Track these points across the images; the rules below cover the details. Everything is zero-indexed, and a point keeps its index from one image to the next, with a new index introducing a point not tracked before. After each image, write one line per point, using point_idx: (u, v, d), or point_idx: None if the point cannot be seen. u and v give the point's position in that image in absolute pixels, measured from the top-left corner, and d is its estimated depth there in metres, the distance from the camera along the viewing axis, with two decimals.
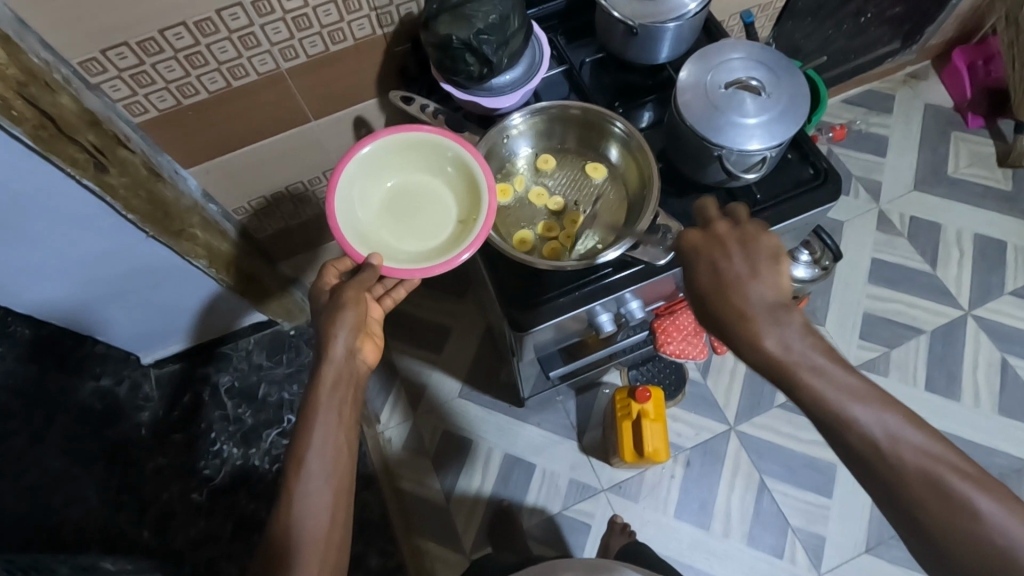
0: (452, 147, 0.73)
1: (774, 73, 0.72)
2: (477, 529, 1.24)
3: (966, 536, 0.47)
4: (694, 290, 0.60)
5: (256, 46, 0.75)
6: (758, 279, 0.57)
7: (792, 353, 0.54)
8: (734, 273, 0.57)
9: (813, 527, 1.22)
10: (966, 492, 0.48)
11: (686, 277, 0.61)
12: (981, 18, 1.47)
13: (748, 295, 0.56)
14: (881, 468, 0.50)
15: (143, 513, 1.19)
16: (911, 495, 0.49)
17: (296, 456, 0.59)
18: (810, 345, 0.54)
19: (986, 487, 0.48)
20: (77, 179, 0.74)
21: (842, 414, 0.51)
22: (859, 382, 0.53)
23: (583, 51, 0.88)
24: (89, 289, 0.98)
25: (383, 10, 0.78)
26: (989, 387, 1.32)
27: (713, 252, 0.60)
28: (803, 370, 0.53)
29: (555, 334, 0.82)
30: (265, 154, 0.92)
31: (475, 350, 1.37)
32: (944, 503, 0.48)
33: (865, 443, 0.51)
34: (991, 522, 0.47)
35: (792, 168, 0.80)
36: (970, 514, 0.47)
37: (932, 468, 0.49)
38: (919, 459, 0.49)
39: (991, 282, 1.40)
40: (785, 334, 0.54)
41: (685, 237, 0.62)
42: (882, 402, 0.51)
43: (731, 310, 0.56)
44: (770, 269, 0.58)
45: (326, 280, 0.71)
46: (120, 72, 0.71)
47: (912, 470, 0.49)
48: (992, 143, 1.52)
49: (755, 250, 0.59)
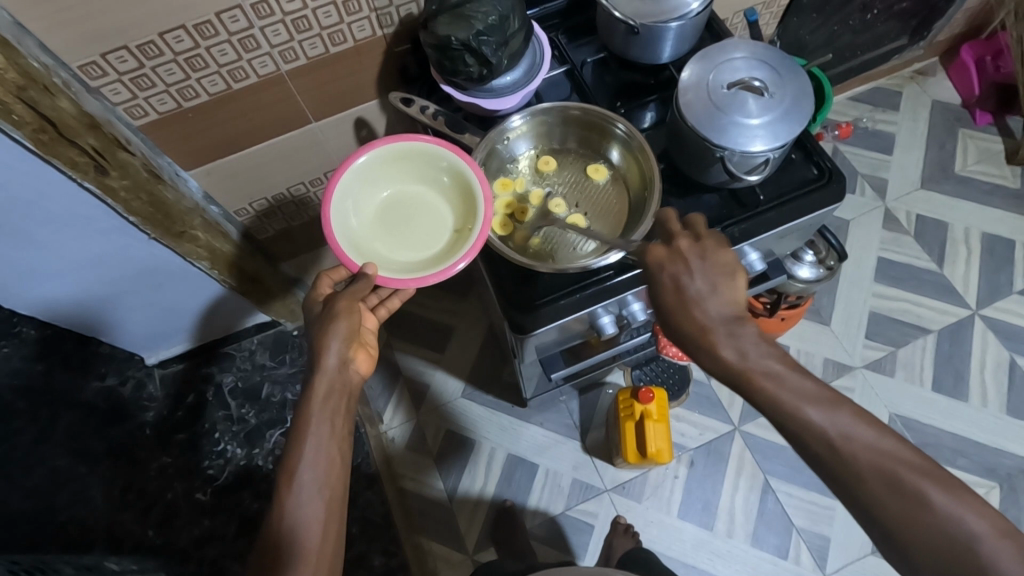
0: (447, 157, 0.73)
1: (777, 73, 0.72)
2: (480, 529, 1.24)
3: (924, 532, 0.47)
4: (657, 308, 0.61)
5: (255, 48, 0.74)
6: (716, 294, 0.59)
7: (747, 361, 0.55)
8: (695, 290, 0.59)
9: (818, 528, 1.22)
10: (921, 488, 0.48)
11: (650, 291, 0.62)
12: (990, 14, 1.45)
13: (707, 309, 0.58)
14: (836, 465, 0.50)
15: (147, 513, 1.21)
16: (868, 492, 0.49)
17: (288, 468, 0.59)
18: (764, 352, 0.56)
19: (944, 482, 0.48)
20: (78, 181, 0.75)
21: (796, 413, 0.52)
22: (815, 384, 0.54)
23: (584, 50, 0.87)
24: (92, 290, 0.98)
25: (383, 10, 0.77)
26: (996, 386, 1.30)
27: (676, 268, 0.60)
28: (764, 375, 0.55)
29: (557, 336, 0.82)
30: (266, 155, 0.92)
31: (478, 349, 1.37)
32: (900, 498, 0.48)
33: (818, 440, 0.51)
34: (949, 517, 0.47)
35: (796, 168, 0.79)
36: (925, 510, 0.47)
37: (887, 463, 0.49)
38: (873, 455, 0.49)
39: (999, 281, 1.38)
40: (741, 344, 0.56)
41: (649, 252, 0.62)
42: (836, 401, 0.52)
43: (691, 325, 0.58)
44: (727, 283, 0.59)
45: (320, 290, 0.70)
46: (119, 75, 0.71)
47: (865, 465, 0.49)
48: (1001, 140, 1.51)
49: (714, 264, 0.60)
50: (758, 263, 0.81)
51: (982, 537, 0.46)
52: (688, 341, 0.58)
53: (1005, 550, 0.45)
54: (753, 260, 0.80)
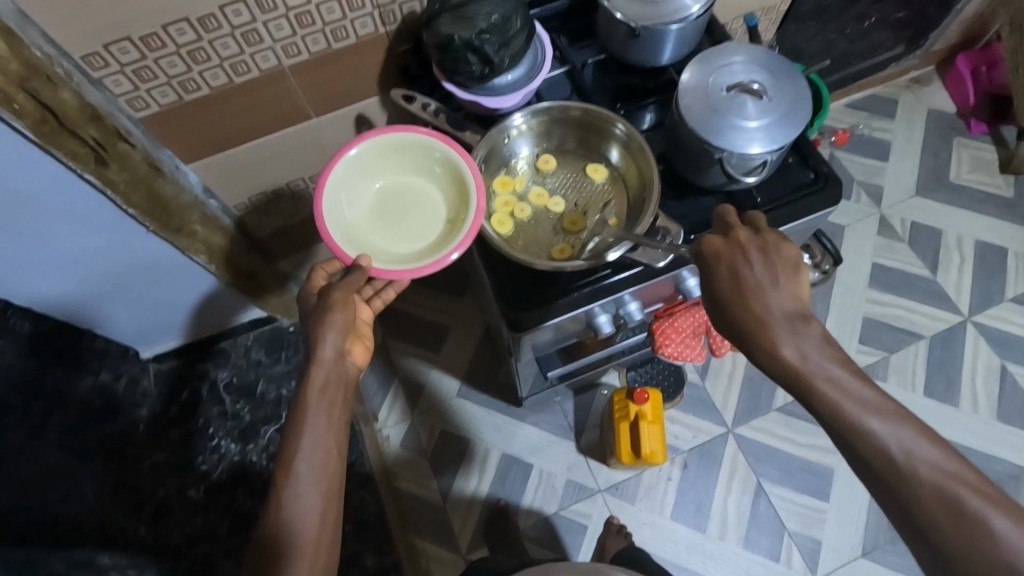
0: (439, 147, 0.73)
1: (776, 76, 0.72)
2: (473, 528, 1.24)
3: (979, 556, 0.46)
4: (712, 296, 0.62)
5: (259, 43, 0.75)
6: (778, 287, 0.59)
7: (807, 363, 0.55)
8: (754, 281, 0.59)
9: (810, 531, 1.22)
10: (977, 509, 0.47)
11: (705, 282, 0.63)
12: (985, 24, 1.46)
13: (768, 302, 0.58)
14: (894, 477, 0.50)
15: (140, 510, 1.20)
16: (923, 508, 0.48)
17: (285, 460, 0.59)
18: (826, 355, 0.56)
19: (1006, 509, 0.47)
20: (78, 172, 0.74)
21: (856, 422, 0.52)
22: (878, 396, 0.53)
23: (585, 52, 0.88)
24: (89, 283, 0.98)
25: (386, 8, 0.78)
26: (988, 393, 1.31)
27: (735, 259, 0.61)
28: (825, 379, 0.54)
29: (553, 335, 0.83)
30: (267, 150, 0.92)
31: (474, 349, 1.37)
32: (956, 517, 0.47)
33: (874, 450, 0.51)
34: (1003, 541, 0.46)
35: (793, 172, 0.80)
36: (980, 532, 0.46)
37: (945, 481, 0.48)
38: (933, 473, 0.49)
39: (991, 288, 1.39)
40: (801, 344, 0.56)
41: (708, 242, 0.63)
42: (897, 415, 0.52)
43: (750, 317, 0.58)
44: (788, 278, 0.60)
45: (314, 282, 0.72)
46: (121, 67, 0.71)
47: (924, 482, 0.49)
48: (995, 148, 1.52)
49: (777, 259, 0.61)
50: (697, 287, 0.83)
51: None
52: (744, 335, 0.58)
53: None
54: (691, 285, 0.83)
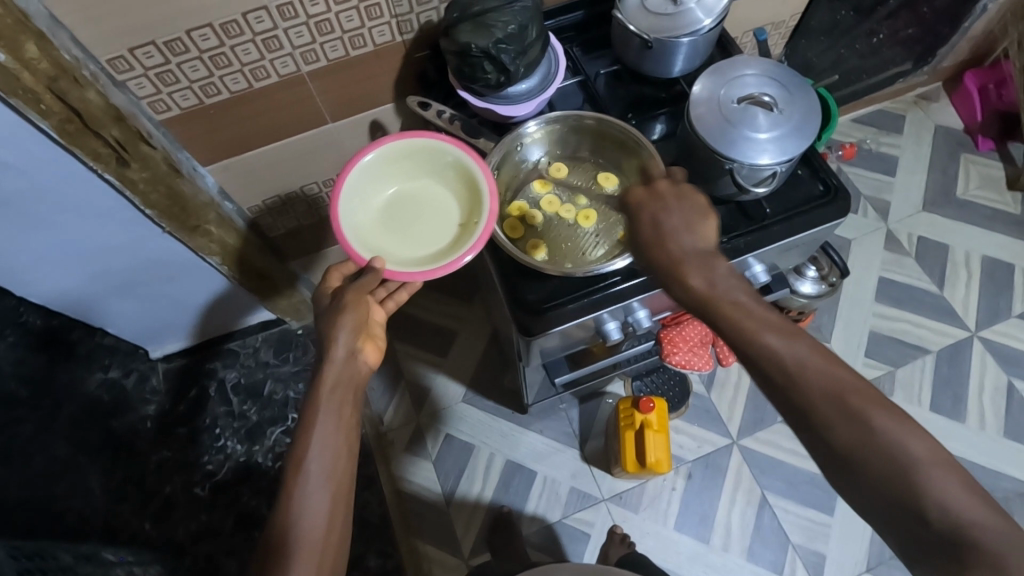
0: (451, 151, 0.75)
1: (786, 89, 0.73)
2: (476, 534, 1.24)
3: (872, 461, 0.48)
4: (635, 242, 0.64)
5: (279, 49, 0.76)
6: (691, 231, 0.62)
7: (713, 289, 0.58)
8: (670, 225, 0.62)
9: (814, 545, 1.22)
10: (867, 413, 0.49)
11: (629, 229, 0.66)
12: (993, 43, 1.48)
13: (682, 244, 0.61)
14: (790, 390, 0.52)
15: (145, 506, 1.21)
16: (820, 419, 0.50)
17: (297, 458, 0.60)
18: (733, 284, 0.58)
19: (889, 409, 0.49)
20: (100, 172, 0.77)
21: (755, 337, 0.54)
22: (775, 317, 0.55)
23: (597, 62, 0.89)
24: (102, 280, 1.00)
25: (404, 17, 0.79)
26: (994, 410, 1.31)
27: (654, 208, 0.64)
28: (731, 304, 0.56)
29: (561, 341, 0.83)
30: (282, 154, 0.94)
31: (481, 354, 1.38)
32: (849, 425, 0.49)
33: (774, 364, 0.52)
34: (892, 444, 0.48)
35: (803, 183, 0.81)
36: (873, 439, 0.48)
37: (835, 388, 0.50)
38: (825, 383, 0.51)
39: (998, 304, 1.39)
40: (712, 275, 0.59)
41: (630, 194, 0.66)
42: (793, 334, 0.54)
43: (668, 257, 0.61)
44: (699, 221, 0.63)
45: (330, 282, 0.73)
46: (146, 70, 0.72)
47: (817, 391, 0.51)
48: (1002, 166, 1.53)
49: (689, 204, 0.64)
50: (648, 319, 0.82)
51: (925, 464, 0.47)
52: (663, 272, 0.61)
53: (948, 480, 0.46)
54: (642, 316, 0.81)
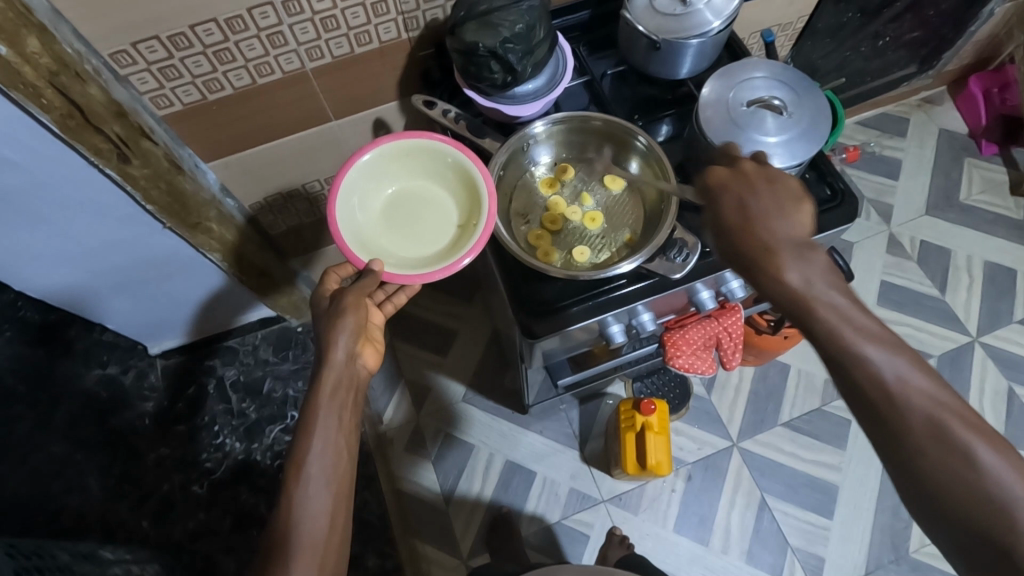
0: (451, 153, 0.74)
1: (796, 92, 0.73)
2: (475, 535, 1.24)
3: (965, 493, 0.46)
4: (717, 224, 0.59)
5: (283, 45, 0.75)
6: (784, 215, 0.57)
7: (811, 287, 0.53)
8: (761, 209, 0.58)
9: (813, 548, 1.22)
10: (965, 442, 0.47)
11: (710, 211, 0.61)
12: (998, 47, 1.47)
13: (776, 230, 0.56)
14: (887, 409, 0.49)
15: (142, 504, 1.20)
16: (912, 443, 0.48)
17: (297, 460, 0.59)
18: (831, 284, 0.53)
19: (993, 441, 0.47)
20: (100, 167, 0.76)
21: (855, 348, 0.51)
22: (878, 325, 0.52)
23: (604, 63, 0.89)
24: (102, 276, 0.99)
25: (410, 14, 0.78)
26: (995, 415, 1.31)
27: (740, 190, 0.60)
28: (827, 305, 0.52)
29: (564, 343, 0.83)
30: (284, 151, 0.93)
31: (482, 353, 1.37)
32: (947, 454, 0.47)
33: (871, 380, 0.50)
34: (990, 478, 0.46)
35: (809, 187, 0.80)
36: (969, 470, 0.46)
37: (936, 412, 0.48)
38: (926, 405, 0.48)
39: (999, 309, 1.39)
40: (809, 268, 0.54)
41: (713, 175, 0.62)
42: (896, 345, 0.51)
43: (758, 245, 0.56)
44: (794, 208, 0.58)
45: (326, 285, 0.73)
46: (148, 65, 0.71)
47: (915, 413, 0.48)
48: (1006, 170, 1.53)
49: (782, 190, 0.59)
50: (652, 323, 0.81)
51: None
52: (752, 264, 0.56)
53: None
54: (645, 320, 0.81)
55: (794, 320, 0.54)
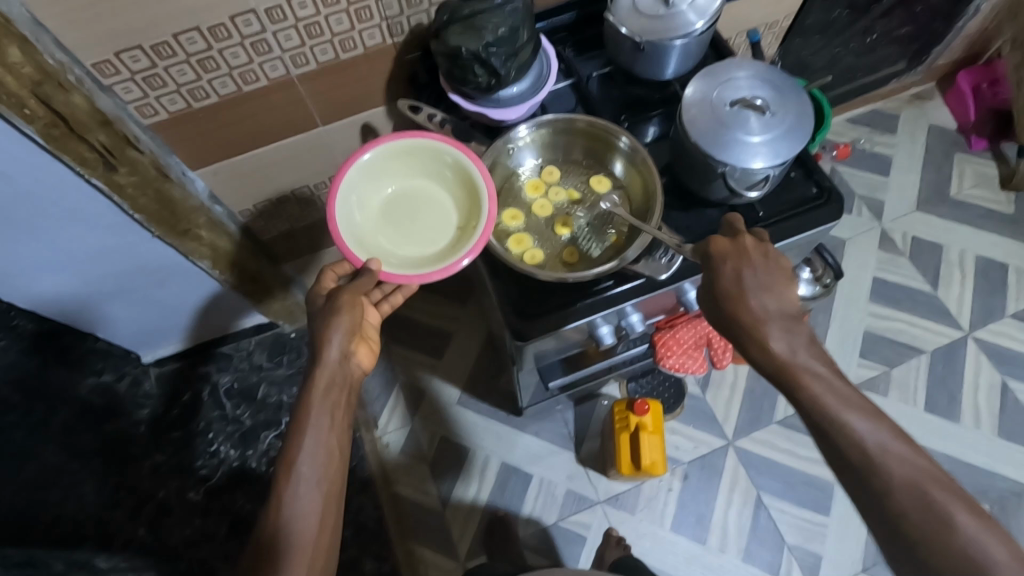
0: (451, 153, 0.74)
1: (779, 92, 0.73)
2: (472, 537, 1.24)
3: (951, 558, 0.48)
4: (710, 292, 0.64)
5: (268, 52, 0.75)
6: (772, 290, 0.62)
7: (793, 358, 0.59)
8: (754, 283, 0.62)
9: (810, 546, 1.22)
10: (947, 507, 0.50)
11: (706, 279, 0.64)
12: (986, 42, 1.48)
13: (763, 304, 0.61)
14: (871, 476, 0.53)
15: (138, 512, 1.20)
16: (898, 510, 0.51)
17: (287, 459, 0.60)
18: (812, 353, 0.59)
19: (974, 509, 0.50)
20: (87, 178, 0.76)
21: (839, 418, 0.55)
22: (854, 393, 0.57)
23: (591, 64, 0.89)
24: (94, 285, 0.99)
25: (394, 19, 0.79)
26: (989, 410, 1.31)
27: (739, 262, 0.63)
28: (811, 375, 0.58)
29: (555, 345, 0.83)
30: (274, 157, 0.93)
31: (476, 355, 1.37)
32: (930, 519, 0.50)
33: (854, 447, 0.54)
34: (973, 544, 0.48)
35: (796, 186, 0.81)
36: (953, 536, 0.49)
37: (920, 480, 0.51)
38: (908, 474, 0.52)
39: (992, 304, 1.40)
40: (791, 339, 0.60)
41: (713, 243, 0.65)
42: (875, 413, 0.55)
43: (745, 318, 0.61)
44: (783, 286, 0.62)
45: (323, 283, 0.72)
46: (132, 74, 0.72)
47: (898, 480, 0.51)
48: (996, 165, 1.53)
49: (775, 267, 0.64)
50: (641, 324, 0.82)
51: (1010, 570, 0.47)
52: (741, 331, 0.61)
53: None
54: (635, 321, 0.81)
55: (780, 387, 0.59)
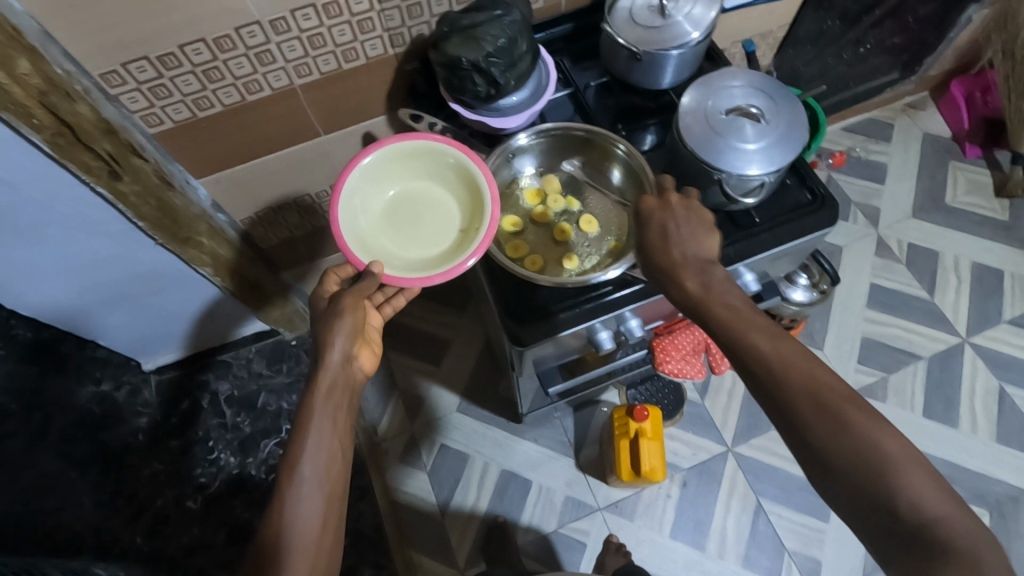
0: (453, 154, 0.74)
1: (774, 100, 0.74)
2: (471, 544, 1.24)
3: (844, 453, 0.49)
4: (640, 242, 0.66)
5: (272, 62, 0.77)
6: (696, 241, 0.63)
7: (711, 292, 0.59)
8: (678, 235, 0.63)
9: (809, 551, 1.22)
10: (846, 412, 0.50)
11: (638, 232, 0.67)
12: (977, 52, 1.50)
13: (685, 251, 0.63)
14: (772, 386, 0.53)
15: (135, 519, 1.20)
16: (795, 411, 0.52)
17: (290, 462, 0.60)
18: (731, 291, 0.59)
19: (866, 409, 0.50)
20: (91, 185, 0.77)
21: (743, 339, 0.55)
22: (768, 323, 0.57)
23: (587, 73, 0.90)
24: (94, 293, 0.99)
25: (396, 30, 0.80)
26: (986, 416, 1.32)
27: (664, 214, 0.65)
28: (724, 308, 0.58)
29: (554, 350, 0.83)
30: (275, 165, 0.94)
31: (474, 362, 1.38)
32: (827, 419, 0.50)
33: (756, 360, 0.54)
34: (867, 439, 0.49)
35: (790, 192, 0.82)
36: (848, 434, 0.49)
37: (816, 387, 0.51)
38: (807, 379, 0.52)
39: (988, 310, 1.41)
40: (709, 280, 0.60)
41: (641, 203, 0.67)
42: (779, 333, 0.55)
43: (668, 261, 0.62)
44: (707, 236, 0.64)
45: (326, 286, 0.73)
46: (138, 84, 0.73)
47: (796, 386, 0.52)
48: (990, 172, 1.55)
49: (699, 219, 0.65)
50: (639, 328, 0.83)
51: (897, 460, 0.48)
52: (665, 275, 0.62)
53: (917, 474, 0.47)
54: (633, 325, 0.82)
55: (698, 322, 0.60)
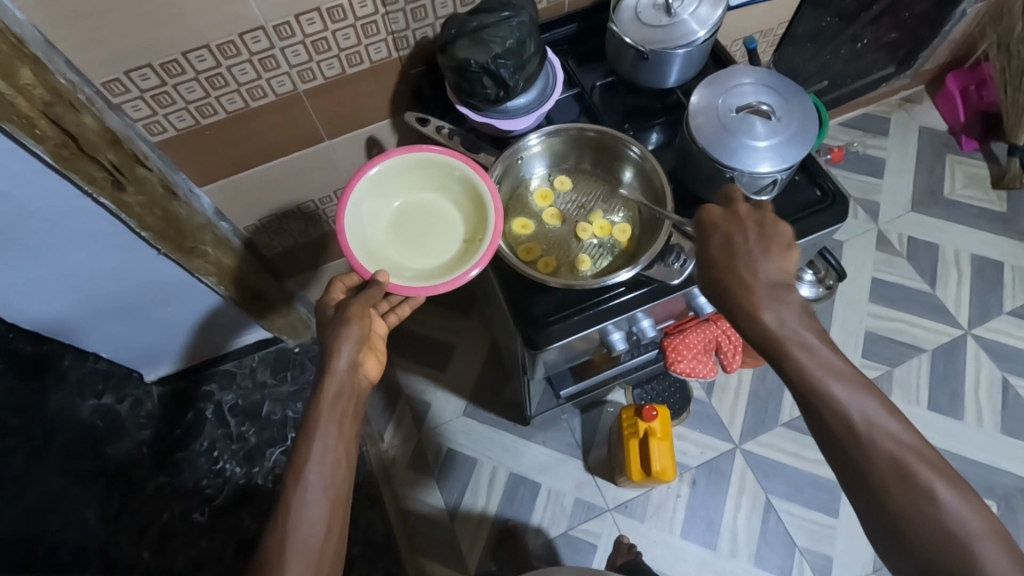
0: (459, 165, 0.74)
1: (783, 97, 0.74)
2: (482, 548, 1.23)
3: (922, 521, 0.50)
4: (704, 258, 0.64)
5: (275, 68, 0.76)
6: (768, 258, 0.61)
7: (784, 328, 0.58)
8: (745, 248, 0.61)
9: (821, 548, 1.22)
10: (925, 478, 0.51)
11: (701, 245, 0.65)
12: (973, 45, 1.51)
13: (758, 270, 0.60)
14: (853, 446, 0.54)
15: (143, 535, 1.17)
16: (877, 480, 0.53)
17: (296, 467, 0.59)
18: (803, 324, 0.59)
19: (950, 479, 0.51)
20: (94, 198, 0.76)
21: (825, 392, 0.56)
22: (846, 367, 0.57)
23: (593, 74, 0.90)
24: (96, 305, 0.98)
25: (401, 34, 0.80)
26: (991, 407, 1.32)
27: (730, 229, 0.64)
28: (800, 346, 0.58)
29: (565, 353, 0.82)
30: (279, 172, 0.93)
31: (480, 365, 1.37)
32: (906, 485, 0.51)
33: (838, 420, 0.55)
34: (947, 509, 0.50)
35: (800, 189, 0.82)
36: (929, 507, 0.50)
37: (899, 452, 0.53)
38: (889, 445, 0.53)
39: (989, 301, 1.41)
40: (783, 312, 0.59)
41: (706, 214, 0.66)
42: (862, 388, 0.55)
43: (738, 282, 0.60)
44: (779, 252, 0.62)
45: (332, 294, 0.72)
46: (141, 92, 0.72)
47: (878, 450, 0.53)
48: (987, 165, 1.56)
49: (771, 235, 0.63)
50: (652, 328, 0.82)
51: (980, 537, 0.49)
52: (731, 301, 0.60)
53: (999, 554, 0.48)
54: (646, 326, 0.81)
55: (769, 360, 0.59)
